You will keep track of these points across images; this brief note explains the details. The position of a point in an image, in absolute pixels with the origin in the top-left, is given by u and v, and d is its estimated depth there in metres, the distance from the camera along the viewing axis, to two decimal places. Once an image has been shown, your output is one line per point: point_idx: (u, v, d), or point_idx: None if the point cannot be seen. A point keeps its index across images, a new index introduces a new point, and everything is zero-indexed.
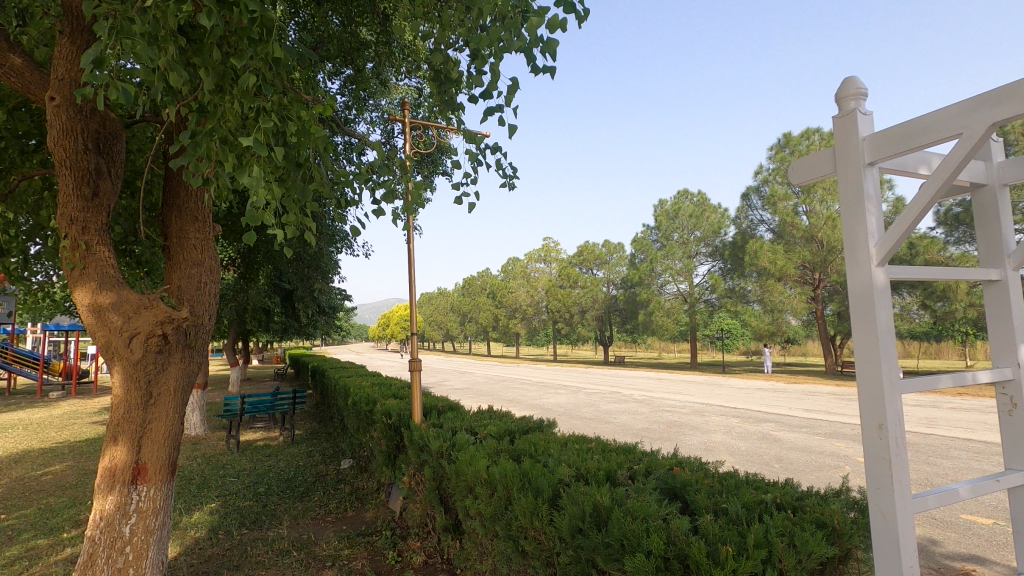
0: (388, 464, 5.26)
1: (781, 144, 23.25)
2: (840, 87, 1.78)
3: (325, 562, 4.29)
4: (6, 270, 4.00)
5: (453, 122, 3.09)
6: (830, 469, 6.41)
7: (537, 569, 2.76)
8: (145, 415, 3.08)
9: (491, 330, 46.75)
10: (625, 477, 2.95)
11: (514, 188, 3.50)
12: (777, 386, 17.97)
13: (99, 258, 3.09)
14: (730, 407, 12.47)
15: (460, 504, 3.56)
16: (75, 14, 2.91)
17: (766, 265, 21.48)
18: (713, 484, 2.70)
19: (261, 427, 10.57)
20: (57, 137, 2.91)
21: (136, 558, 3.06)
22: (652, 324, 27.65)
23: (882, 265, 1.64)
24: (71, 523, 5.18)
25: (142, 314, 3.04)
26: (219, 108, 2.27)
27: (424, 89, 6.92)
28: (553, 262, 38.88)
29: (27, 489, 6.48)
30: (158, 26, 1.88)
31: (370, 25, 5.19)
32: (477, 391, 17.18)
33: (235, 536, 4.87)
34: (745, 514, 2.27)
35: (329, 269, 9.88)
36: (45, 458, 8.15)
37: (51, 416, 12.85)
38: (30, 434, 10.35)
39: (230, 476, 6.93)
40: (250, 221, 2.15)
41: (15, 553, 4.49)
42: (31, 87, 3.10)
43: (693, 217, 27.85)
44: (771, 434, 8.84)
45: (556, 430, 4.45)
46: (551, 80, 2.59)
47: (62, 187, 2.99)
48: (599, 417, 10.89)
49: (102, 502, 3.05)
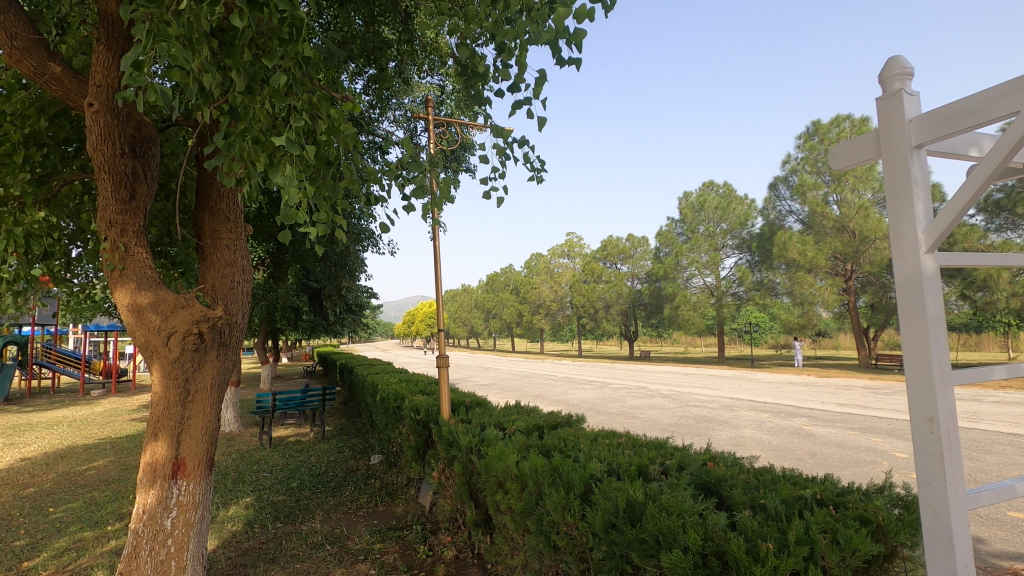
0: (417, 459, 5.31)
1: (810, 132, 22.69)
2: (885, 67, 1.72)
3: (358, 556, 4.35)
4: (50, 273, 4.15)
5: (481, 117, 3.08)
6: (867, 464, 6.24)
7: (570, 564, 2.74)
8: (183, 412, 3.15)
9: (515, 326, 46.85)
10: (657, 472, 2.93)
11: (542, 182, 3.47)
12: (807, 380, 17.59)
13: (137, 259, 3.17)
14: (760, 401, 12.24)
15: (491, 499, 3.57)
16: (111, 21, 2.97)
17: (796, 257, 21.00)
18: (749, 479, 2.64)
19: (292, 424, 10.77)
20: (96, 142, 2.99)
21: (177, 550, 3.14)
22: (677, 318, 27.28)
23: (932, 251, 1.58)
24: (115, 516, 5.35)
25: (178, 313, 3.12)
26: (249, 110, 2.30)
27: (446, 86, 6.97)
28: (577, 257, 38.72)
29: (73, 484, 6.73)
30: (192, 28, 1.90)
31: (392, 24, 5.24)
32: (503, 387, 17.22)
33: (270, 530, 4.97)
34: (785, 510, 2.22)
35: (356, 268, 10.06)
36: (90, 453, 8.46)
37: (93, 413, 13.31)
38: (74, 431, 10.74)
39: (263, 471, 7.09)
40: (284, 220, 2.17)
41: (63, 545, 4.67)
42: (70, 94, 3.19)
43: (719, 209, 27.41)
44: (804, 429, 8.65)
45: (584, 425, 4.41)
46: (577, 72, 2.54)
47: (101, 190, 3.08)
48: (626, 412, 10.84)
49: (144, 496, 3.14)
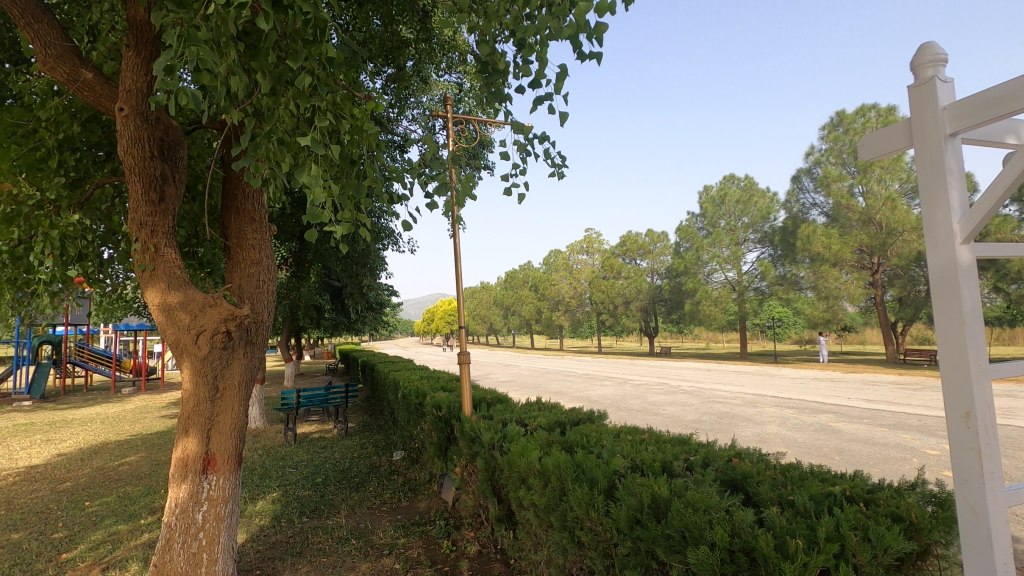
0: (439, 455, 5.35)
1: (835, 123, 22.17)
2: (917, 54, 1.68)
3: (382, 550, 4.41)
4: (84, 274, 4.28)
5: (502, 113, 3.09)
6: (897, 462, 6.11)
7: (594, 560, 2.74)
8: (213, 408, 3.23)
9: (534, 323, 46.80)
10: (682, 468, 2.91)
11: (564, 178, 3.47)
12: (833, 375, 17.28)
13: (166, 259, 3.24)
14: (785, 398, 12.03)
15: (514, 495, 3.58)
16: (141, 28, 3.05)
17: (820, 251, 20.58)
18: (776, 476, 2.61)
19: (315, 421, 10.94)
20: (126, 145, 3.07)
21: (209, 543, 3.23)
22: (699, 314, 26.93)
23: (968, 241, 1.54)
24: (148, 510, 5.50)
25: (207, 311, 3.19)
26: (275, 111, 2.34)
27: (464, 84, 6.99)
28: (596, 253, 38.50)
29: (107, 478, 6.93)
30: (219, 31, 1.94)
31: (410, 23, 5.25)
32: (523, 384, 17.21)
33: (297, 524, 5.06)
34: (814, 507, 2.19)
35: (376, 266, 10.15)
36: (122, 449, 8.71)
37: (124, 410, 13.70)
38: (107, 428, 11.05)
39: (289, 466, 7.22)
40: (310, 219, 2.21)
41: (99, 538, 4.81)
42: (102, 100, 3.28)
43: (741, 203, 26.99)
44: (830, 425, 8.49)
45: (607, 421, 4.40)
46: (598, 65, 2.53)
47: (132, 193, 3.16)
48: (647, 408, 10.76)
49: (176, 491, 3.22)
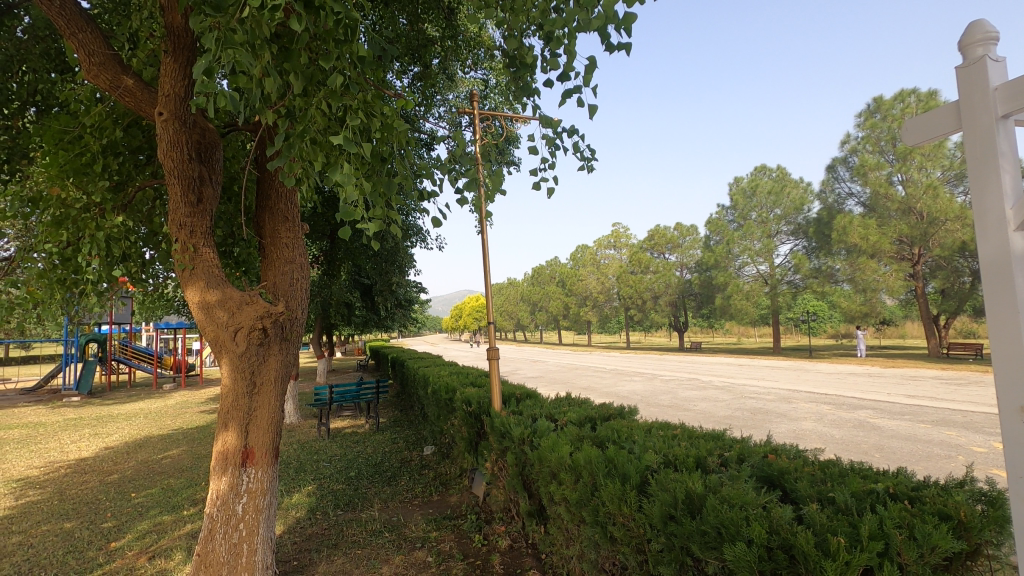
0: (469, 450, 5.39)
1: (872, 109, 21.44)
2: (967, 33, 1.61)
3: (415, 543, 4.48)
4: (129, 275, 4.45)
5: (530, 107, 3.08)
6: (942, 459, 5.90)
7: (627, 556, 2.72)
8: (250, 403, 3.32)
9: (561, 318, 46.71)
10: (716, 464, 2.87)
11: (593, 171, 3.45)
12: (871, 370, 16.76)
13: (205, 259, 3.33)
14: (820, 393, 11.72)
15: (545, 490, 3.57)
16: (178, 33, 3.13)
17: (857, 242, 19.95)
18: (814, 472, 2.55)
19: (348, 416, 11.16)
20: (166, 148, 3.17)
21: (249, 534, 3.32)
22: (730, 308, 26.44)
23: (1021, 227, 1.47)
24: (190, 502, 5.69)
25: (244, 309, 3.27)
26: (307, 111, 2.38)
27: (490, 80, 7.01)
28: (623, 248, 38.13)
29: (152, 471, 7.20)
30: (254, 35, 1.99)
31: (435, 20, 5.28)
32: (551, 379, 17.24)
33: (332, 516, 5.17)
34: (855, 503, 2.13)
35: (405, 263, 10.28)
36: (165, 443, 9.05)
37: (166, 406, 14.19)
38: (150, 422, 11.47)
39: (323, 460, 7.38)
40: (343, 217, 2.24)
41: (145, 528, 5.01)
42: (142, 104, 3.38)
43: (773, 194, 26.40)
44: (869, 421, 8.26)
45: (637, 417, 4.36)
46: (628, 57, 2.49)
47: (171, 194, 3.26)
48: (677, 404, 10.64)
49: (217, 483, 3.33)
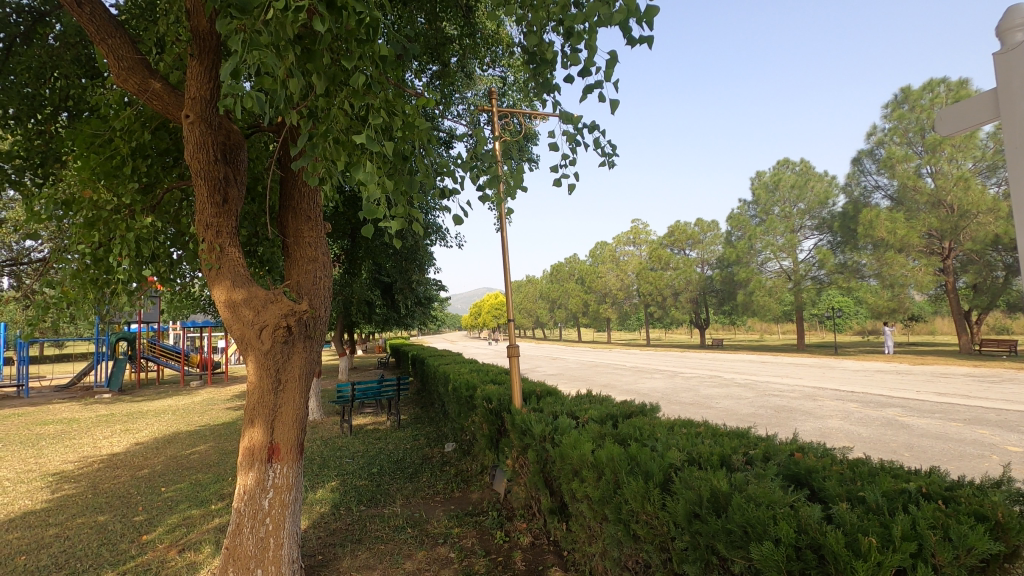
0: (490, 447, 5.40)
1: (899, 100, 20.88)
2: (1004, 20, 1.56)
3: (438, 539, 4.51)
4: (157, 274, 4.55)
5: (551, 104, 3.06)
6: (975, 459, 5.73)
7: (650, 554, 2.71)
8: (276, 400, 3.37)
9: (581, 316, 46.48)
10: (741, 462, 2.83)
11: (614, 167, 3.42)
12: (899, 367, 16.36)
13: (230, 258, 3.39)
14: (847, 391, 11.48)
15: (566, 487, 3.57)
16: (203, 37, 3.19)
17: (884, 236, 19.47)
18: (843, 471, 2.50)
19: (369, 413, 11.28)
20: (192, 151, 3.23)
21: (275, 528, 3.38)
22: (753, 305, 26.03)
23: None
24: (217, 496, 5.82)
25: (268, 307, 3.32)
26: (330, 111, 2.41)
27: (508, 77, 7.00)
28: (643, 244, 37.81)
29: (181, 466, 7.38)
30: (278, 35, 2.01)
31: (454, 19, 5.29)
32: (571, 377, 17.21)
33: (355, 512, 5.23)
34: (887, 504, 2.08)
35: (425, 261, 10.34)
36: (193, 438, 9.26)
37: (194, 403, 14.49)
38: (178, 419, 11.72)
39: (346, 457, 7.47)
40: (366, 215, 2.26)
41: (175, 521, 5.14)
42: (169, 108, 3.44)
43: (796, 188, 25.89)
44: (898, 420, 8.06)
45: (659, 414, 4.33)
46: (650, 50, 2.46)
47: (198, 195, 3.32)
48: (699, 401, 10.53)
49: (245, 478, 3.39)
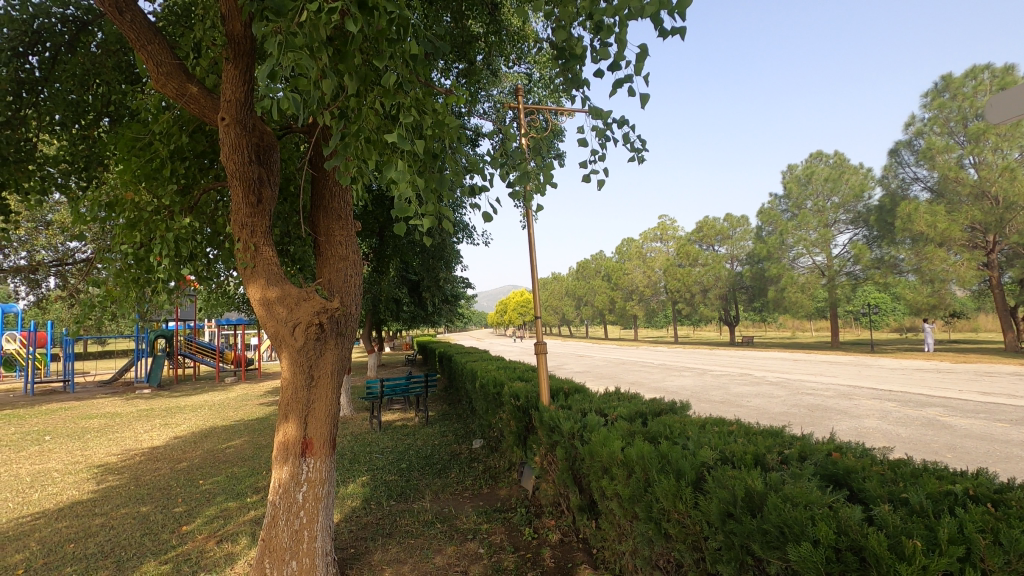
0: (518, 445, 5.40)
1: (939, 88, 20.11)
2: None
3: (467, 534, 4.54)
4: (195, 273, 4.69)
5: (580, 99, 3.04)
6: (1023, 461, 5.50)
7: (682, 554, 2.68)
8: (309, 396, 3.44)
9: (607, 313, 46.16)
10: (776, 462, 2.77)
11: (644, 162, 3.39)
12: (940, 365, 15.82)
13: (264, 257, 3.47)
14: (885, 389, 11.14)
15: (596, 484, 3.55)
16: (238, 41, 3.25)
17: (924, 230, 18.83)
18: (884, 471, 2.43)
19: (398, 409, 11.41)
20: (228, 152, 3.31)
21: (309, 521, 3.45)
22: (784, 301, 25.48)
23: None
24: (252, 489, 5.97)
25: (302, 305, 3.39)
26: (361, 111, 2.45)
27: (534, 73, 6.98)
28: (670, 241, 37.30)
29: (218, 459, 7.60)
30: (312, 37, 2.05)
31: (479, 17, 5.28)
32: (598, 374, 17.13)
33: (385, 507, 5.31)
34: (932, 506, 2.01)
35: (451, 259, 10.42)
36: (228, 433, 9.53)
37: (229, 398, 14.89)
38: (214, 413, 12.09)
39: (375, 452, 7.58)
40: (398, 214, 2.29)
41: (213, 513, 5.29)
42: (206, 111, 3.52)
43: (830, 181, 25.22)
44: (939, 419, 7.79)
45: (690, 412, 4.27)
46: (682, 41, 2.42)
47: (234, 195, 3.40)
48: (729, 399, 10.36)
49: (279, 472, 3.47)
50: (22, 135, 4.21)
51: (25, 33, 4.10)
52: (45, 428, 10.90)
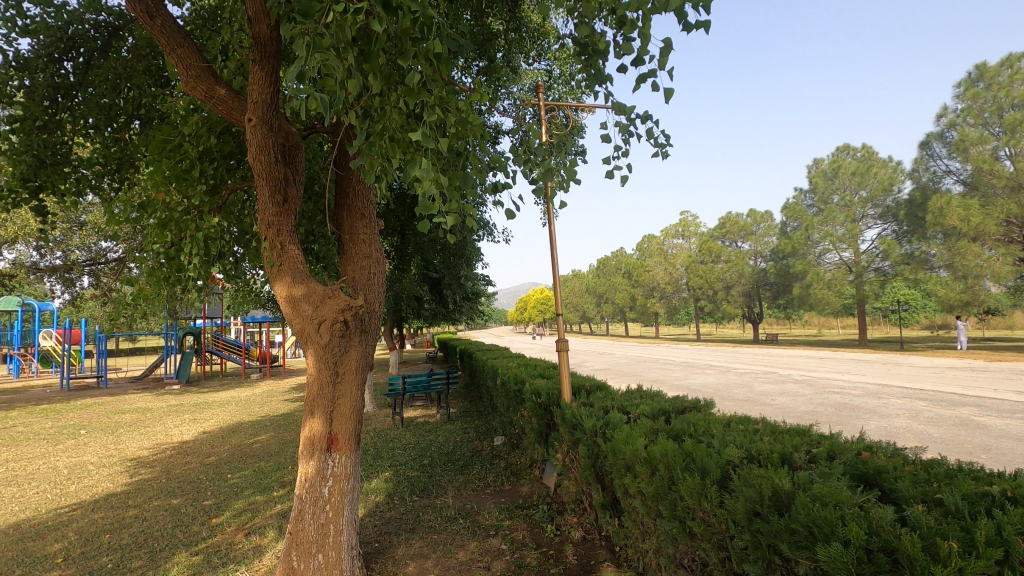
0: (540, 442, 5.40)
1: (973, 78, 19.50)
2: None
3: (489, 530, 4.56)
4: (224, 272, 4.79)
5: (603, 95, 3.03)
6: None
7: (708, 553, 2.65)
8: (334, 392, 3.49)
9: (628, 310, 45.84)
10: (804, 461, 2.72)
11: (668, 157, 3.35)
12: (974, 364, 15.35)
13: (291, 255, 3.53)
14: (917, 389, 10.83)
15: (619, 482, 3.53)
16: (264, 43, 3.31)
17: (956, 224, 18.32)
18: (916, 471, 2.37)
19: (420, 405, 11.51)
20: (255, 152, 3.37)
21: (335, 515, 3.50)
22: (810, 298, 25.01)
23: None
24: (278, 484, 6.08)
25: (327, 302, 3.43)
26: (385, 111, 2.48)
27: (554, 70, 6.96)
28: (692, 237, 36.88)
29: (245, 454, 7.77)
30: (339, 38, 2.08)
31: (499, 14, 5.29)
32: (619, 372, 17.05)
33: (408, 502, 5.37)
34: (967, 507, 1.96)
35: (472, 257, 10.48)
36: (254, 428, 9.73)
37: (255, 394, 15.18)
38: (241, 409, 12.33)
39: (398, 448, 7.66)
40: (422, 211, 2.31)
41: (241, 506, 5.41)
42: (233, 112, 3.60)
43: (857, 175, 24.66)
44: (973, 419, 7.57)
45: (714, 410, 4.22)
46: (706, 34, 2.39)
47: (261, 194, 3.47)
48: (754, 397, 10.22)
49: (306, 466, 3.53)
50: (59, 138, 4.35)
51: (60, 39, 4.22)
52: (80, 422, 11.25)
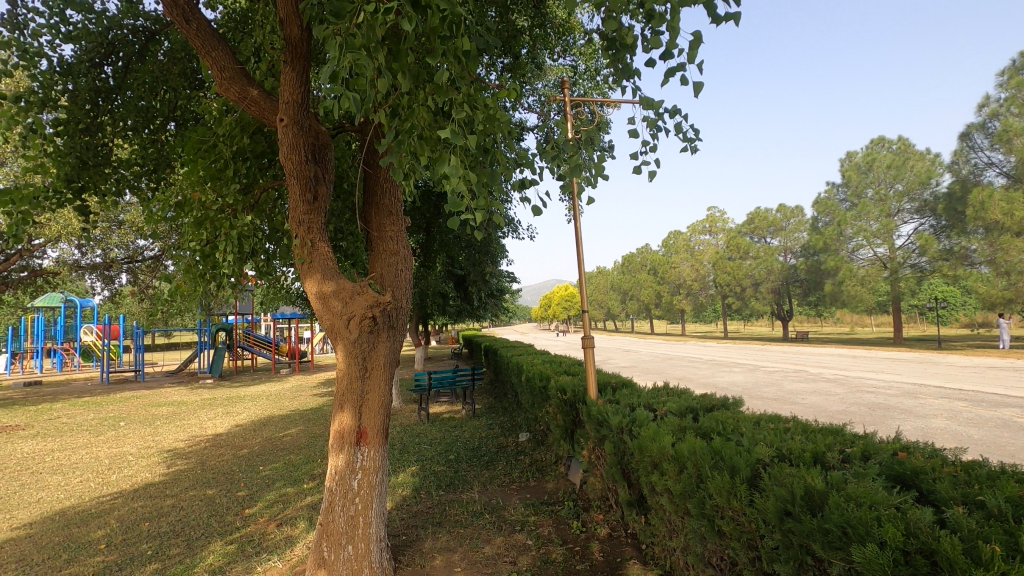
0: (566, 438, 5.39)
1: (1018, 66, 18.67)
2: None
3: (515, 526, 4.59)
4: (257, 269, 4.91)
5: (630, 90, 3.01)
6: None
7: (737, 551, 2.62)
8: (363, 387, 3.54)
9: (653, 307, 45.36)
10: (837, 461, 2.67)
11: (697, 152, 3.31)
12: (1017, 364, 14.73)
13: (321, 252, 3.59)
14: (957, 389, 10.44)
15: (645, 479, 3.51)
16: (295, 44, 3.38)
17: (999, 218, 17.71)
18: (955, 473, 2.31)
19: (445, 402, 11.59)
20: (287, 152, 3.44)
21: (363, 507, 3.57)
22: (843, 295, 24.37)
23: None
24: (308, 476, 6.22)
25: (355, 299, 3.50)
26: (414, 109, 2.50)
27: (579, 65, 6.91)
28: (720, 233, 36.29)
29: (276, 447, 7.96)
30: (370, 37, 2.11)
31: (524, 11, 5.27)
32: (645, 370, 16.86)
33: (434, 496, 5.43)
34: (1011, 509, 1.89)
35: (497, 253, 10.51)
36: (285, 422, 9.94)
37: (285, 389, 15.51)
38: (272, 404, 12.60)
39: (424, 443, 7.74)
40: (452, 208, 2.32)
41: (272, 498, 5.54)
42: (265, 112, 3.67)
43: (893, 168, 24.01)
44: (1016, 421, 7.28)
45: (742, 408, 4.16)
46: (736, 27, 2.35)
47: (292, 193, 3.54)
48: (784, 396, 10.00)
49: (336, 459, 3.60)
50: (100, 140, 4.53)
51: (101, 45, 4.38)
52: (120, 415, 11.67)
